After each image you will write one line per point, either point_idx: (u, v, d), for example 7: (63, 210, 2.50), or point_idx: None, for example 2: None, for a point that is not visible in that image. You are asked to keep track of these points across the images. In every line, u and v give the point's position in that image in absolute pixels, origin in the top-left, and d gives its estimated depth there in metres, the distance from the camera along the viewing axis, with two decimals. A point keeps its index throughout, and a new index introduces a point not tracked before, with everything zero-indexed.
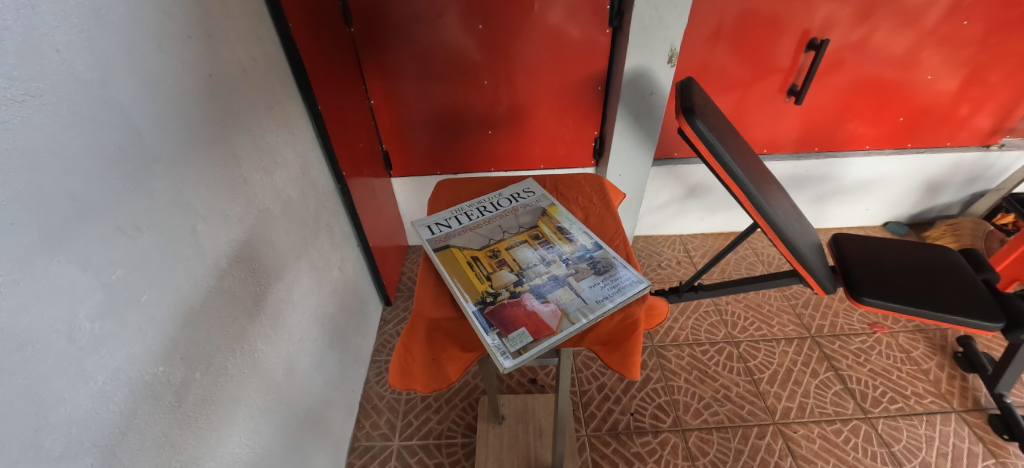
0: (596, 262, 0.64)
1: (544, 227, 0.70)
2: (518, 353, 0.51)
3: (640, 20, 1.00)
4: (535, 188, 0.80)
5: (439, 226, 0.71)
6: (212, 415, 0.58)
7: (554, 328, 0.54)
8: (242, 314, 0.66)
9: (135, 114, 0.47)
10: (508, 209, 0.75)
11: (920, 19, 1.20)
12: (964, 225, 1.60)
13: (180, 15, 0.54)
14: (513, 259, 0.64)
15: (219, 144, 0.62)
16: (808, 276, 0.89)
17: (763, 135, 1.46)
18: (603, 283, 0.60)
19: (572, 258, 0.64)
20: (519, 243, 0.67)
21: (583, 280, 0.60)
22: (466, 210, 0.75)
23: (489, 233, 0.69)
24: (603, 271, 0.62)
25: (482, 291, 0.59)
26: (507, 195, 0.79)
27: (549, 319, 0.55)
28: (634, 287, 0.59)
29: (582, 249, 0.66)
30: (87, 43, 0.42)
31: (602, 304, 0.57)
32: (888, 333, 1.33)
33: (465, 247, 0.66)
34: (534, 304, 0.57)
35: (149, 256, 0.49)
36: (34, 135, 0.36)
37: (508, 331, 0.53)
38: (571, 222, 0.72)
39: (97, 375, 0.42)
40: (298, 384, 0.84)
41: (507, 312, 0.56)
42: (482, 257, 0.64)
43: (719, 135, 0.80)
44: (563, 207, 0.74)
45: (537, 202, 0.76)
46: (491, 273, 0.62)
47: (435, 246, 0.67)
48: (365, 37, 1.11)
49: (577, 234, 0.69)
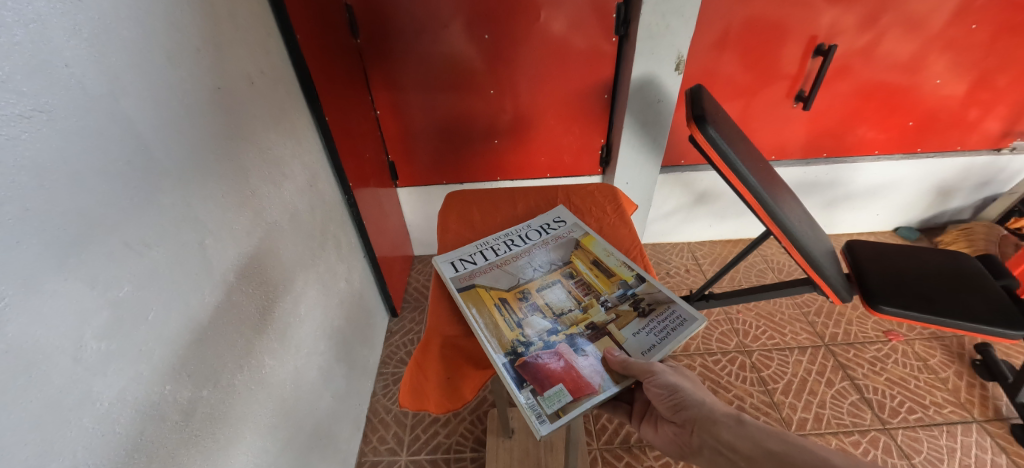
0: (639, 301, 0.61)
1: (578, 262, 0.69)
2: (556, 416, 0.48)
3: (647, 28, 1.00)
4: (566, 216, 0.79)
5: (463, 262, 0.70)
6: (219, 433, 0.57)
7: (595, 387, 0.51)
8: (249, 329, 0.65)
9: (144, 129, 0.46)
10: (537, 242, 0.73)
11: (927, 24, 1.20)
12: (976, 229, 1.58)
13: (189, 29, 0.54)
14: (545, 303, 0.62)
15: (228, 158, 0.61)
16: (823, 283, 0.87)
17: (771, 141, 1.45)
18: (648, 330, 0.57)
19: (611, 299, 0.62)
20: (550, 283, 0.65)
21: (626, 328, 0.58)
22: (493, 244, 0.74)
23: (518, 272, 0.67)
24: (647, 313, 0.60)
25: (512, 340, 0.56)
26: (536, 226, 0.77)
27: (590, 376, 0.52)
28: (684, 332, 0.56)
29: (623, 287, 0.64)
30: (96, 57, 0.41)
31: (650, 356, 0.54)
32: (903, 341, 1.30)
33: (492, 287, 0.65)
34: (571, 357, 0.54)
35: (158, 272, 0.48)
36: (42, 151, 0.36)
37: (544, 389, 0.51)
38: (606, 255, 0.70)
39: (103, 395, 0.41)
40: (305, 399, 0.82)
41: (541, 367, 0.53)
42: (511, 300, 0.63)
43: (730, 142, 0.79)
44: (598, 236, 0.73)
45: (570, 233, 0.75)
46: (522, 320, 0.60)
47: (460, 286, 0.65)
48: (371, 48, 1.11)
49: (616, 268, 0.67)
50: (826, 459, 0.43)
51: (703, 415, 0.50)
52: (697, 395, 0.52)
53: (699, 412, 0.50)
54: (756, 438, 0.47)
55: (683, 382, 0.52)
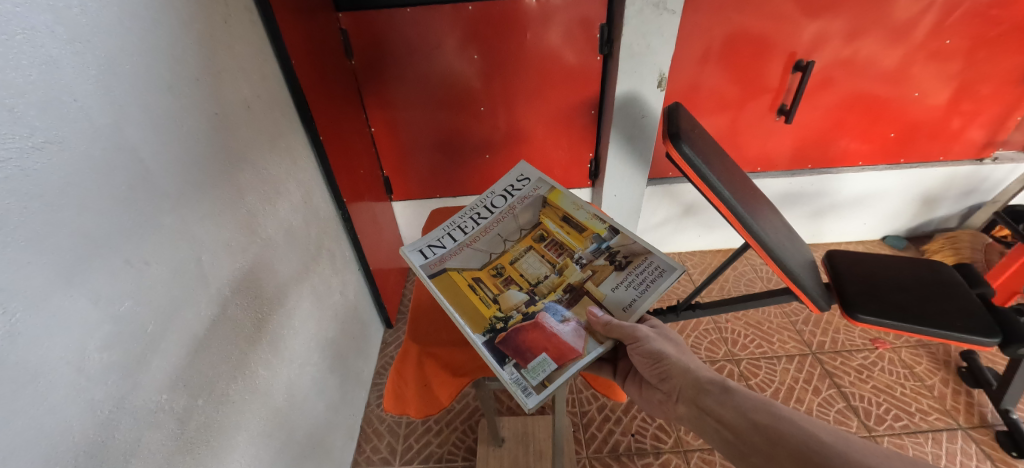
0: (615, 254, 0.64)
1: (549, 222, 0.70)
2: (543, 385, 0.51)
3: (629, 48, 1.04)
4: (529, 173, 0.76)
5: (431, 248, 0.69)
6: (213, 441, 0.60)
7: (578, 351, 0.55)
8: (244, 341, 0.68)
9: (146, 155, 0.50)
10: (504, 208, 0.73)
11: (904, 38, 1.24)
12: (962, 238, 1.61)
13: (189, 59, 0.58)
14: (519, 275, 0.65)
15: (225, 178, 0.65)
16: (802, 293, 0.89)
17: (757, 152, 1.49)
18: (628, 283, 0.61)
19: (586, 256, 0.65)
20: (523, 251, 0.68)
21: (603, 284, 0.62)
22: (458, 222, 0.73)
23: (488, 247, 0.69)
24: (624, 265, 0.63)
25: (491, 317, 0.60)
26: (500, 191, 0.75)
27: (571, 341, 0.56)
28: (661, 280, 0.59)
29: (597, 241, 0.66)
30: (102, 91, 0.45)
31: (631, 311, 0.59)
32: (890, 349, 1.32)
33: (465, 268, 0.66)
34: (552, 326, 0.57)
35: (157, 288, 0.51)
36: (51, 179, 0.39)
37: (527, 362, 0.54)
38: (576, 208, 0.71)
39: (104, 403, 0.44)
40: (299, 409, 0.85)
41: (522, 342, 0.56)
42: (485, 278, 0.65)
43: (705, 159, 0.82)
44: (564, 189, 0.72)
45: (536, 190, 0.74)
46: (498, 295, 0.63)
47: (431, 273, 0.65)
48: (366, 68, 1.16)
49: (588, 223, 0.69)
50: (810, 430, 0.43)
51: (689, 382, 0.54)
52: (685, 365, 0.55)
53: (687, 380, 0.54)
54: (739, 405, 0.48)
55: (669, 349, 0.57)
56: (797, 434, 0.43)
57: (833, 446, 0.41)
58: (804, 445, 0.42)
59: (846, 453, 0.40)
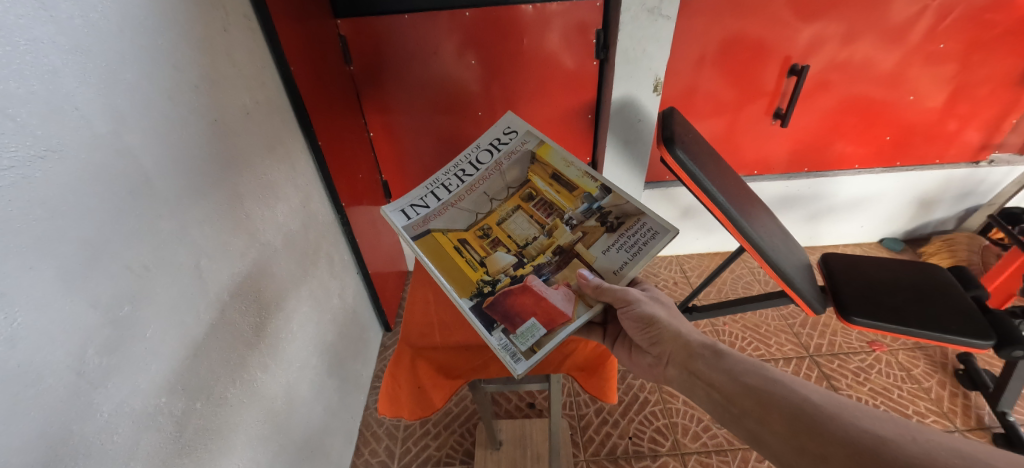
0: (606, 214, 0.66)
1: (537, 180, 0.70)
2: (533, 350, 0.55)
3: (625, 53, 1.05)
4: (517, 125, 0.75)
5: (414, 208, 0.69)
6: (211, 444, 0.60)
7: (567, 316, 0.58)
8: (243, 345, 0.68)
9: (145, 161, 0.51)
10: (491, 164, 0.72)
11: (899, 42, 1.25)
12: (959, 240, 1.62)
13: (189, 66, 0.59)
14: (506, 236, 0.67)
15: (224, 183, 0.66)
16: (797, 296, 0.89)
17: (753, 155, 1.50)
18: (619, 246, 0.63)
19: (576, 217, 0.66)
20: (510, 211, 0.69)
21: (593, 246, 0.64)
22: (442, 180, 0.73)
23: (474, 207, 0.69)
24: (615, 226, 0.65)
25: (478, 280, 0.62)
26: (486, 146, 0.75)
27: (560, 305, 0.59)
28: (652, 243, 0.61)
29: (588, 200, 0.67)
30: (102, 100, 0.46)
31: (622, 274, 0.62)
32: (888, 351, 1.32)
33: (450, 229, 0.67)
34: (542, 290, 0.60)
35: (156, 292, 0.52)
36: (52, 187, 0.40)
37: (516, 328, 0.57)
38: (565, 165, 0.70)
39: (103, 407, 0.45)
40: (297, 413, 0.85)
41: (512, 308, 0.59)
42: (472, 239, 0.67)
43: (700, 163, 0.83)
44: (554, 143, 0.71)
45: (523, 145, 0.73)
46: (485, 258, 0.65)
47: (414, 234, 0.65)
48: (364, 73, 1.17)
49: (578, 181, 0.69)
50: (799, 392, 0.45)
51: (679, 346, 0.56)
52: (677, 330, 0.58)
53: (678, 344, 0.57)
54: (729, 368, 0.50)
55: (660, 314, 0.60)
56: (788, 396, 0.45)
57: (823, 407, 0.42)
58: (791, 405, 0.44)
59: (834, 412, 0.41)
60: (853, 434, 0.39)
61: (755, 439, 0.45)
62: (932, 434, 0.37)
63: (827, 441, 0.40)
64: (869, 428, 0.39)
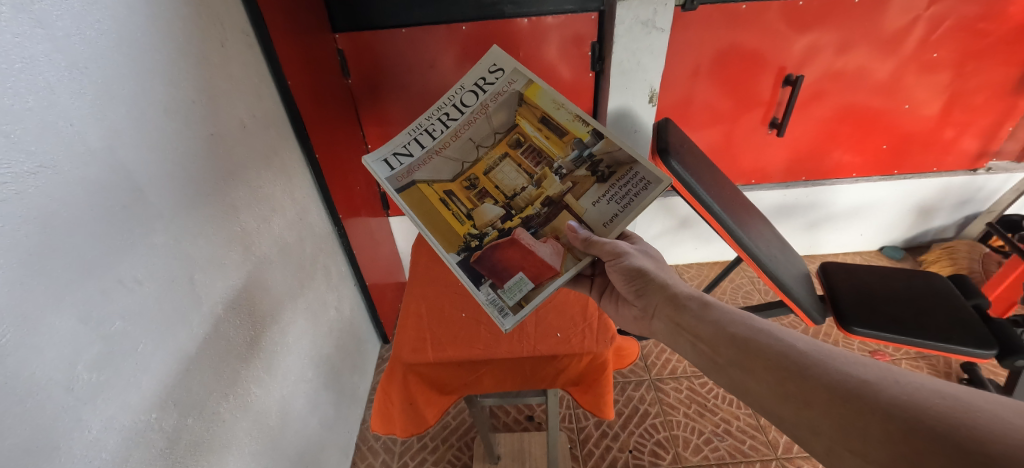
0: (597, 163, 0.67)
1: (526, 124, 0.70)
2: (521, 305, 0.59)
3: (621, 65, 1.07)
4: (504, 63, 0.72)
5: (398, 158, 0.69)
6: (203, 461, 0.60)
7: (555, 270, 0.61)
8: (236, 359, 0.68)
9: (139, 175, 0.51)
10: (477, 107, 0.71)
11: (894, 51, 1.25)
12: (959, 248, 1.61)
13: (184, 80, 0.60)
14: (493, 186, 0.68)
15: (219, 196, 0.66)
16: (795, 307, 0.88)
17: (751, 165, 1.50)
18: (611, 197, 0.65)
19: (566, 166, 0.67)
20: (497, 159, 0.69)
21: (582, 198, 0.66)
22: (425, 126, 0.71)
23: (460, 155, 0.69)
24: (606, 176, 0.66)
25: (465, 234, 0.64)
26: (472, 87, 0.72)
27: (548, 260, 0.62)
28: (643, 193, 0.63)
29: (579, 146, 0.68)
30: (97, 116, 0.46)
31: (611, 227, 0.64)
32: (890, 361, 1.31)
33: (435, 179, 0.67)
34: (532, 246, 0.62)
35: (149, 306, 0.52)
36: (46, 202, 0.40)
37: (504, 282, 0.60)
38: (555, 107, 0.70)
39: (92, 424, 0.44)
40: (292, 427, 0.84)
41: (501, 263, 0.61)
42: (458, 191, 0.67)
43: (695, 173, 0.83)
44: (542, 83, 0.70)
45: (511, 84, 0.71)
46: (472, 210, 0.66)
47: (399, 185, 0.65)
48: (362, 86, 1.18)
49: (569, 125, 0.69)
50: (782, 339, 0.47)
51: (667, 300, 0.59)
52: (664, 283, 0.61)
53: (666, 297, 0.59)
54: (714, 319, 0.53)
55: (648, 267, 0.63)
56: (774, 345, 0.47)
57: (808, 354, 0.45)
58: (776, 352, 0.46)
59: (818, 359, 0.44)
60: (836, 377, 0.41)
61: (739, 386, 0.48)
62: (914, 377, 0.39)
63: (809, 384, 0.42)
64: (852, 373, 0.41)
